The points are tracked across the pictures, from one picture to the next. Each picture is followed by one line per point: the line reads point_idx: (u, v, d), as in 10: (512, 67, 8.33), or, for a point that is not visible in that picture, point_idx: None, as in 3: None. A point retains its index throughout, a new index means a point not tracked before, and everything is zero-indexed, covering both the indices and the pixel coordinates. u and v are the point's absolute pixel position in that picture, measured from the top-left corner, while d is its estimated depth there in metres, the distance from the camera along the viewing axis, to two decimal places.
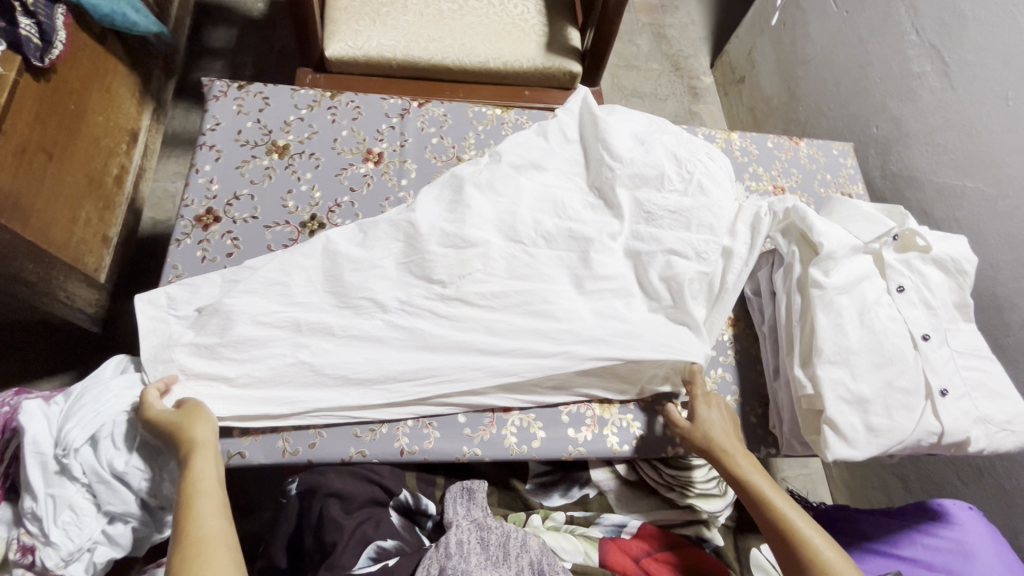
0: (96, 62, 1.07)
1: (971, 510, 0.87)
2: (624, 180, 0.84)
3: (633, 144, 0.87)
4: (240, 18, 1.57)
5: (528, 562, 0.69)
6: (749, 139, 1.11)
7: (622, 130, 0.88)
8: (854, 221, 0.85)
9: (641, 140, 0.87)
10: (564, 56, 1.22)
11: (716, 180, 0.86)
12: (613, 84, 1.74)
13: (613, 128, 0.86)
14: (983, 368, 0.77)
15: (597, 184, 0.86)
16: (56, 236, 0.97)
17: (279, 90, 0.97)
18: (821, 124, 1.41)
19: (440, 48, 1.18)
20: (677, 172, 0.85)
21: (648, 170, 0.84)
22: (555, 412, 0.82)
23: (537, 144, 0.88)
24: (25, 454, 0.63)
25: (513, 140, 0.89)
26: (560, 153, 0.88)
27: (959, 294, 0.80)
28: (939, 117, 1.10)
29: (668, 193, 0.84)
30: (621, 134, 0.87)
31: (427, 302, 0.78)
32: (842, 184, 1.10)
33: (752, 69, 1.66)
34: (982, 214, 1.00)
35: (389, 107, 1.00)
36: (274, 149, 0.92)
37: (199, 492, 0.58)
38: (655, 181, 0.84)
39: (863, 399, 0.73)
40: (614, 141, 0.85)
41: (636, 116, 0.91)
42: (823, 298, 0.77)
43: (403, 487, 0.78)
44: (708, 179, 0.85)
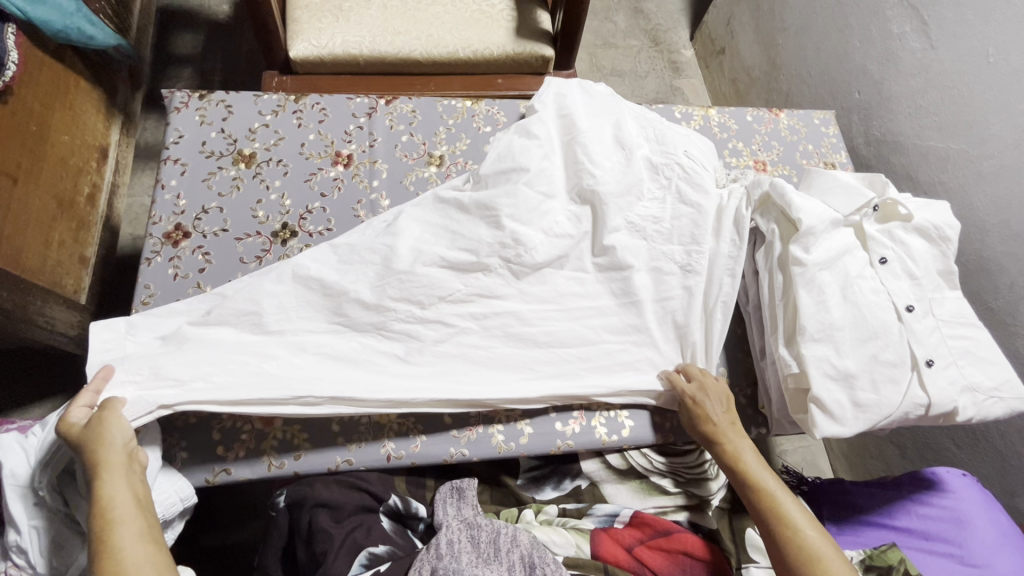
0: (55, 80, 1.05)
1: (966, 478, 0.87)
2: (609, 185, 0.81)
3: (610, 139, 0.85)
4: (205, 22, 1.53)
5: (519, 558, 0.69)
6: (727, 114, 1.08)
7: (600, 130, 0.85)
8: (832, 194, 0.83)
9: (619, 136, 0.85)
10: (535, 40, 1.19)
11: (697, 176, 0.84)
12: (591, 64, 1.70)
13: (591, 132, 0.83)
14: (969, 336, 0.76)
15: (577, 190, 0.81)
16: (29, 261, 0.96)
17: (242, 97, 0.95)
18: (804, 92, 1.38)
19: (407, 41, 1.15)
20: (652, 180, 0.85)
21: (629, 176, 0.82)
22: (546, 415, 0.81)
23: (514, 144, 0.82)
24: (5, 488, 0.63)
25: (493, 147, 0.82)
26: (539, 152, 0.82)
27: (943, 262, 0.79)
28: (920, 79, 1.08)
29: (648, 202, 0.83)
30: (599, 135, 0.84)
31: (407, 324, 0.76)
32: (824, 153, 1.08)
33: (731, 39, 1.62)
34: (967, 176, 0.98)
35: (356, 107, 0.97)
36: (240, 158, 0.91)
37: (110, 522, 0.55)
38: (636, 189, 0.82)
39: (849, 374, 0.72)
40: (593, 146, 0.82)
41: (609, 110, 0.88)
42: (804, 275, 0.76)
43: (392, 491, 0.78)
44: (688, 180, 0.84)
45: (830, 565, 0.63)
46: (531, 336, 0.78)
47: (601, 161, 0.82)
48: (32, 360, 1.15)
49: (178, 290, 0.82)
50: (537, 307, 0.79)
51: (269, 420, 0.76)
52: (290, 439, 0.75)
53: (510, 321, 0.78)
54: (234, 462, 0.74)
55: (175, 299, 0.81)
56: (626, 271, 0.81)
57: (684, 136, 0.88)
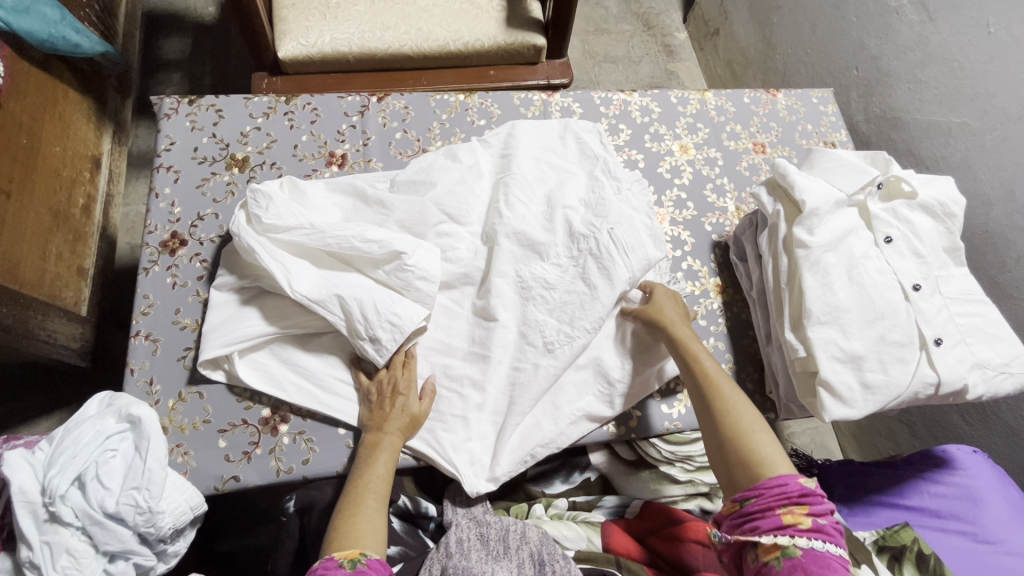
0: (43, 92, 1.03)
1: (978, 454, 0.86)
2: (515, 237, 0.81)
3: (573, 196, 0.84)
4: (192, 25, 1.51)
5: (528, 554, 0.68)
6: (725, 97, 1.07)
7: (569, 184, 0.85)
8: (835, 172, 0.83)
9: (583, 198, 0.84)
10: (526, 30, 1.17)
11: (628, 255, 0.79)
12: (584, 51, 1.68)
13: (520, 178, 0.84)
14: (978, 312, 0.75)
15: (487, 229, 0.82)
16: (27, 275, 0.95)
17: (232, 100, 0.93)
18: (801, 70, 1.36)
19: (396, 36, 1.13)
20: (568, 248, 0.81)
21: (538, 237, 0.81)
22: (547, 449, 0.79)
23: (466, 168, 0.86)
24: (14, 504, 0.63)
25: (408, 197, 0.82)
26: (477, 184, 0.85)
27: (949, 239, 0.78)
28: (919, 52, 1.06)
29: (549, 265, 0.80)
30: (565, 188, 0.85)
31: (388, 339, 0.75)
32: (824, 133, 1.06)
33: (725, 19, 1.60)
34: (970, 149, 0.96)
35: (348, 105, 0.96)
36: (233, 163, 0.90)
37: (415, 423, 0.72)
38: (540, 250, 0.80)
39: (857, 356, 0.71)
40: (515, 188, 0.83)
41: (595, 161, 0.88)
42: (808, 257, 0.75)
43: (401, 492, 0.78)
44: (599, 260, 0.79)
45: (756, 438, 0.64)
46: (535, 331, 0.78)
47: (559, 217, 0.82)
48: (39, 374, 1.16)
49: (177, 298, 0.81)
50: (541, 298, 0.78)
51: (275, 424, 0.76)
52: (298, 443, 0.75)
53: (512, 316, 0.78)
54: (243, 468, 0.73)
55: (174, 308, 0.80)
56: (492, 322, 0.78)
57: (624, 214, 0.81)
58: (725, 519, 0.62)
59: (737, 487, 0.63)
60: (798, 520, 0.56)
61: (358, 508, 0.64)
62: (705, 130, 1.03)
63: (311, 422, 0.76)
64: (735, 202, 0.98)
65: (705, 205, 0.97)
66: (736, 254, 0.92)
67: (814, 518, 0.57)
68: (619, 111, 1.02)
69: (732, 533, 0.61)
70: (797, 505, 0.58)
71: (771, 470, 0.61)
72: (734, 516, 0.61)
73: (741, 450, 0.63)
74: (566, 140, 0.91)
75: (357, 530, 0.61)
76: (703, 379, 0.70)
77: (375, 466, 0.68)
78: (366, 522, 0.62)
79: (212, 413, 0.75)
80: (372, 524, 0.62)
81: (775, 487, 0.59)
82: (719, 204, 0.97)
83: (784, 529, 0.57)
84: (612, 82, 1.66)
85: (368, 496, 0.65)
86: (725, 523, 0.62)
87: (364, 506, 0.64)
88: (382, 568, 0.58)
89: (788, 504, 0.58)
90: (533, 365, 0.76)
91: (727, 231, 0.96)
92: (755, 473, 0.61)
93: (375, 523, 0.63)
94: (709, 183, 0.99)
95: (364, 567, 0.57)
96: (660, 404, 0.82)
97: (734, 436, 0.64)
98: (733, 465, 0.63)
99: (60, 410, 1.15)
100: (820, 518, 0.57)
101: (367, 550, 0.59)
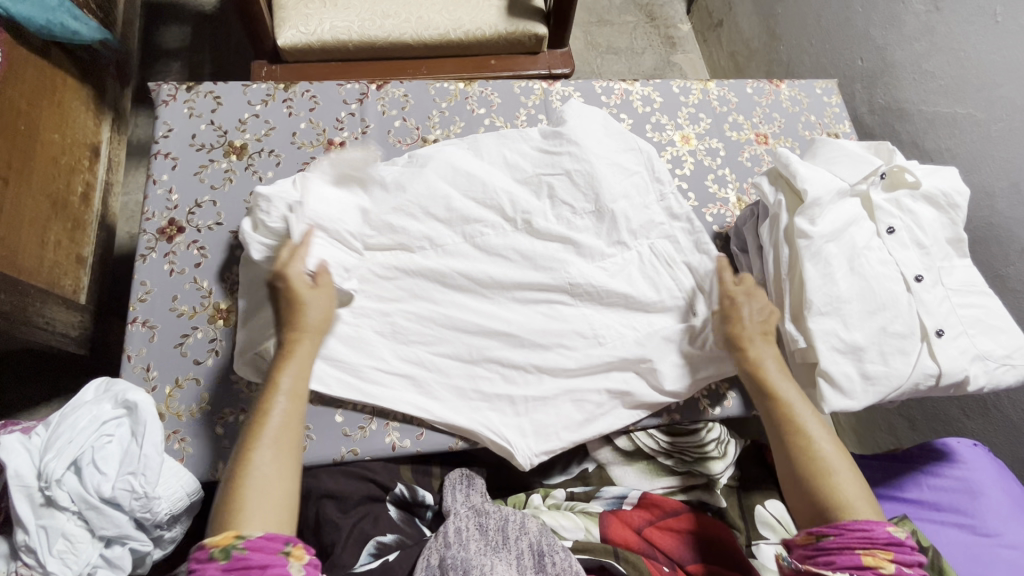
0: (40, 78, 1.03)
1: (977, 447, 0.85)
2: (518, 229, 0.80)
3: (622, 197, 0.83)
4: (192, 14, 1.50)
5: (527, 545, 0.68)
6: (727, 87, 1.06)
7: (620, 180, 0.84)
8: (838, 161, 0.81)
9: (625, 195, 0.84)
10: (528, 19, 1.16)
11: (657, 275, 0.82)
12: (586, 42, 1.67)
13: (517, 165, 0.84)
14: (980, 304, 0.74)
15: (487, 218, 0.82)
16: (26, 261, 0.95)
17: (231, 87, 0.93)
18: (805, 62, 1.35)
19: (396, 24, 1.12)
20: (614, 245, 0.83)
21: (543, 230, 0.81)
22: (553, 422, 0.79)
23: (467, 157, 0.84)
24: (10, 489, 0.63)
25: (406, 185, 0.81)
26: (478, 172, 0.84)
27: (953, 230, 0.77)
28: (925, 43, 1.04)
29: (592, 259, 0.82)
30: (615, 184, 0.83)
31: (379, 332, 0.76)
32: (827, 124, 1.05)
33: (729, 11, 1.58)
34: (975, 140, 0.95)
35: (347, 93, 0.95)
36: (231, 150, 0.89)
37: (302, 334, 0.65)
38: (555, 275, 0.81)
39: (857, 347, 0.70)
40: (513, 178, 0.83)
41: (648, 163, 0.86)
42: (810, 248, 0.74)
43: (398, 481, 0.77)
44: (643, 267, 0.82)
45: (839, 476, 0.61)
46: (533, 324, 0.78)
47: (602, 211, 0.83)
48: (39, 362, 1.16)
49: (174, 285, 0.80)
50: (578, 287, 0.80)
51: None
52: None
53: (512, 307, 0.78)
54: None
55: (171, 294, 0.80)
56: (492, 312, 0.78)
57: (657, 223, 0.84)
58: (796, 547, 0.60)
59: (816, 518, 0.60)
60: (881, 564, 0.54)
61: (248, 461, 0.55)
62: (707, 120, 1.02)
63: (306, 410, 0.76)
64: (736, 193, 0.97)
65: (706, 196, 0.96)
66: (738, 244, 0.91)
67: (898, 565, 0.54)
68: (621, 100, 1.02)
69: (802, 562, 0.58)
70: (881, 550, 0.55)
71: (855, 513, 0.58)
72: (806, 547, 0.58)
73: (821, 492, 0.60)
74: (611, 131, 0.87)
75: (248, 491, 0.54)
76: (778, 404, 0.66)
77: (272, 407, 0.59)
78: (255, 480, 0.54)
79: (209, 400, 0.75)
80: (264, 482, 0.55)
81: (860, 532, 0.56)
82: (721, 195, 0.97)
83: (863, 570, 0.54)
84: (614, 73, 1.65)
85: (259, 445, 0.57)
86: (796, 552, 0.59)
87: (253, 457, 0.56)
88: (268, 545, 0.51)
89: (873, 549, 0.55)
90: (579, 350, 0.79)
91: (728, 222, 0.95)
92: (838, 516, 0.58)
93: (271, 479, 0.55)
94: (710, 173, 0.98)
95: (242, 552, 0.50)
96: None
97: (821, 475, 0.61)
98: (811, 500, 0.61)
99: (59, 398, 1.15)
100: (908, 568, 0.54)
101: (246, 529, 0.52)
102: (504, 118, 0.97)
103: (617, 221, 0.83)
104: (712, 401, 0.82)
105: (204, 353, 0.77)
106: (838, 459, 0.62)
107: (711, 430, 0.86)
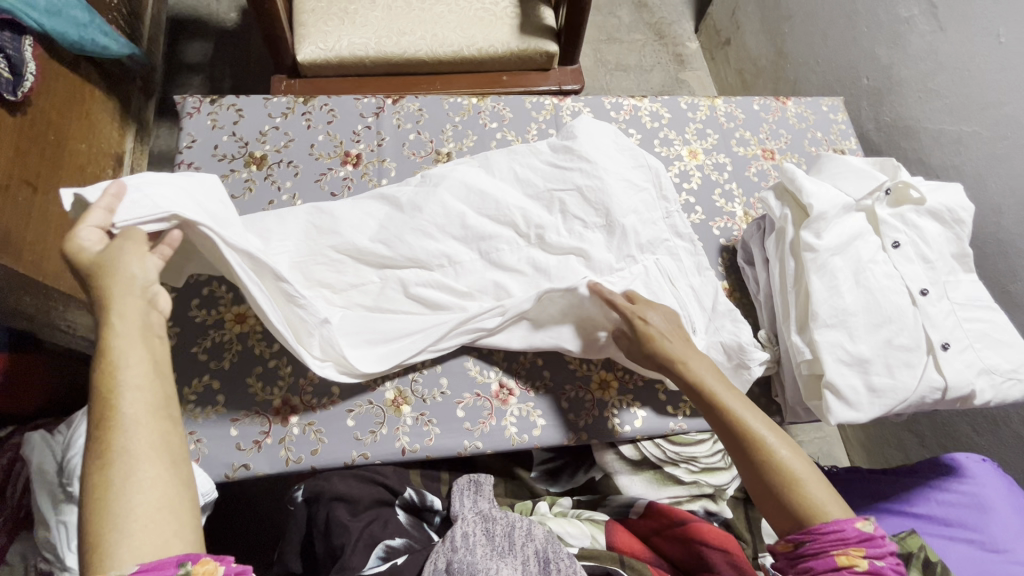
0: (70, 90, 1.07)
1: (986, 463, 0.86)
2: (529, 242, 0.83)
3: (632, 215, 0.85)
4: (214, 30, 1.56)
5: (533, 552, 0.69)
6: (734, 103, 1.08)
7: (631, 199, 0.86)
8: (844, 177, 0.82)
9: (635, 210, 0.86)
10: (539, 37, 1.19)
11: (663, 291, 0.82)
12: (595, 59, 1.70)
13: (529, 178, 0.86)
14: (985, 318, 0.75)
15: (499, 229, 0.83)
16: (50, 266, 0.98)
17: (252, 100, 0.96)
18: (811, 79, 1.37)
19: (412, 41, 1.16)
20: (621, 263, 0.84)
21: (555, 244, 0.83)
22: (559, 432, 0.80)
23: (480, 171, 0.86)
24: (35, 484, 0.66)
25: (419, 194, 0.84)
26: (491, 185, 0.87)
27: (958, 244, 0.78)
28: (930, 62, 1.06)
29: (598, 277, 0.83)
30: (625, 202, 0.85)
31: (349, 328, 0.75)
32: (833, 140, 1.07)
33: (736, 29, 1.61)
34: (981, 157, 0.96)
35: (363, 106, 0.98)
36: (251, 161, 0.92)
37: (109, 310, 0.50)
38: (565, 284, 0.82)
39: (863, 359, 0.71)
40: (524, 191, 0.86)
41: (656, 183, 0.88)
42: (816, 261, 0.75)
43: (407, 485, 0.79)
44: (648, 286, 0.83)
45: (803, 480, 0.61)
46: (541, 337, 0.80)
47: (612, 228, 0.84)
48: None
49: (193, 290, 0.83)
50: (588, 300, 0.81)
51: (286, 415, 0.77)
52: (307, 434, 0.76)
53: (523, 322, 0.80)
54: (252, 457, 0.75)
55: (190, 300, 0.82)
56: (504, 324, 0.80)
57: (663, 241, 0.85)
58: (778, 557, 0.61)
59: (787, 524, 0.60)
60: (855, 563, 0.55)
61: (109, 481, 0.41)
62: (714, 136, 1.04)
63: (319, 414, 0.77)
64: (743, 207, 0.99)
65: (713, 210, 0.98)
66: (744, 258, 0.92)
67: (871, 559, 0.55)
68: (629, 116, 1.04)
69: (786, 570, 0.60)
70: (853, 547, 0.56)
71: (823, 514, 0.59)
72: (787, 555, 0.60)
73: (790, 497, 0.60)
74: (622, 148, 0.89)
75: (118, 518, 0.40)
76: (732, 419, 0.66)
77: (117, 405, 0.45)
78: (121, 500, 0.41)
79: (225, 402, 0.77)
80: (136, 497, 0.41)
81: (830, 534, 0.57)
82: (728, 209, 0.98)
83: (838, 570, 0.55)
84: (623, 89, 1.68)
85: (115, 460, 0.42)
86: (779, 561, 0.61)
87: (113, 475, 0.42)
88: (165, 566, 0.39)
89: (846, 548, 0.56)
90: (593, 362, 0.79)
91: (735, 235, 0.96)
92: (804, 519, 0.59)
93: (149, 491, 0.42)
94: (717, 188, 1.00)
95: None
96: (665, 405, 0.82)
97: (787, 484, 0.61)
98: (781, 503, 0.61)
99: None
100: (879, 561, 0.55)
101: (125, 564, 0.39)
102: (515, 132, 1.00)
103: (627, 235, 0.84)
104: None
105: (221, 356, 0.79)
106: (802, 465, 0.62)
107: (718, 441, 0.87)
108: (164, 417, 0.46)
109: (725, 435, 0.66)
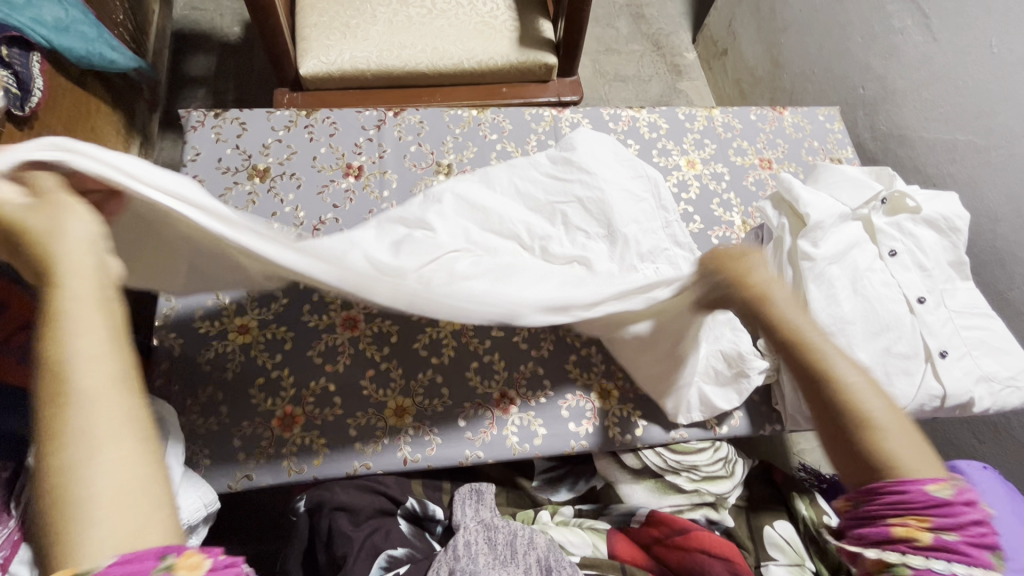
0: (76, 103, 1.08)
1: (987, 470, 0.86)
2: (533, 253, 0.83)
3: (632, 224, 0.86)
4: (218, 44, 1.58)
5: (535, 560, 0.69)
6: (732, 114, 1.09)
7: (630, 209, 0.87)
8: (840, 187, 0.83)
9: (635, 220, 0.86)
10: (538, 49, 1.21)
11: None
12: (594, 70, 1.73)
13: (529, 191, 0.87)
14: (983, 326, 0.75)
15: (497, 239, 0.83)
16: None
17: (255, 113, 0.98)
18: (807, 89, 1.39)
19: (413, 54, 1.18)
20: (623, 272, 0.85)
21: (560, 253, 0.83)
22: (561, 441, 0.80)
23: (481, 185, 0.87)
24: None
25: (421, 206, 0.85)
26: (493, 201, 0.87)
27: (954, 253, 0.79)
28: (924, 72, 1.07)
29: None
30: (625, 211, 0.86)
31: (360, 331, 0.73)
32: (830, 150, 1.08)
33: (733, 41, 1.64)
34: (976, 166, 0.97)
35: (365, 119, 1.00)
36: (255, 173, 0.93)
37: (50, 239, 0.41)
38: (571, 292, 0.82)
39: (862, 367, 0.72)
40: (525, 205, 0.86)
41: (654, 193, 0.90)
42: (813, 269, 0.75)
43: (409, 495, 0.79)
44: None
45: (883, 428, 0.48)
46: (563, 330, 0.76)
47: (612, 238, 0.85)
48: None
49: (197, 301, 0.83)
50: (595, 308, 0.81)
51: (288, 425, 0.77)
52: (310, 444, 0.77)
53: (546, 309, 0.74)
54: (255, 468, 0.75)
55: (193, 311, 0.83)
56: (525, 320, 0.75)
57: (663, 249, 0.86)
58: (840, 517, 0.50)
59: (854, 480, 0.49)
60: (915, 536, 0.44)
61: (54, 466, 0.33)
62: (711, 146, 1.05)
63: (321, 424, 0.78)
64: (741, 216, 0.99)
65: (711, 220, 0.98)
66: None
67: (939, 534, 0.44)
68: (628, 127, 1.05)
69: (847, 534, 0.49)
70: (914, 516, 0.44)
71: (907, 473, 0.46)
72: (849, 516, 0.49)
73: (868, 447, 0.48)
74: (620, 159, 0.90)
75: (79, 504, 0.32)
76: (801, 351, 0.53)
77: (54, 366, 0.35)
78: (78, 486, 0.32)
79: (228, 413, 0.77)
80: (94, 481, 0.33)
81: (904, 500, 0.45)
82: (726, 218, 0.99)
83: (893, 543, 0.45)
84: (622, 100, 1.69)
85: (53, 442, 0.33)
86: (841, 523, 0.51)
87: (58, 459, 0.33)
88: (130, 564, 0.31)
89: (918, 521, 0.44)
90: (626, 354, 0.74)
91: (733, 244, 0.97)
92: (883, 475, 0.47)
93: (115, 473, 0.33)
94: (715, 197, 1.01)
95: None
96: (666, 413, 0.82)
97: (864, 430, 0.48)
98: (855, 455, 0.48)
99: None
100: (958, 540, 0.43)
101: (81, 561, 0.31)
102: (515, 144, 1.01)
103: (627, 244, 0.85)
104: (720, 420, 0.83)
105: (224, 367, 0.80)
106: (885, 410, 0.49)
107: (720, 449, 0.85)
108: (124, 388, 0.36)
109: (793, 369, 0.54)
